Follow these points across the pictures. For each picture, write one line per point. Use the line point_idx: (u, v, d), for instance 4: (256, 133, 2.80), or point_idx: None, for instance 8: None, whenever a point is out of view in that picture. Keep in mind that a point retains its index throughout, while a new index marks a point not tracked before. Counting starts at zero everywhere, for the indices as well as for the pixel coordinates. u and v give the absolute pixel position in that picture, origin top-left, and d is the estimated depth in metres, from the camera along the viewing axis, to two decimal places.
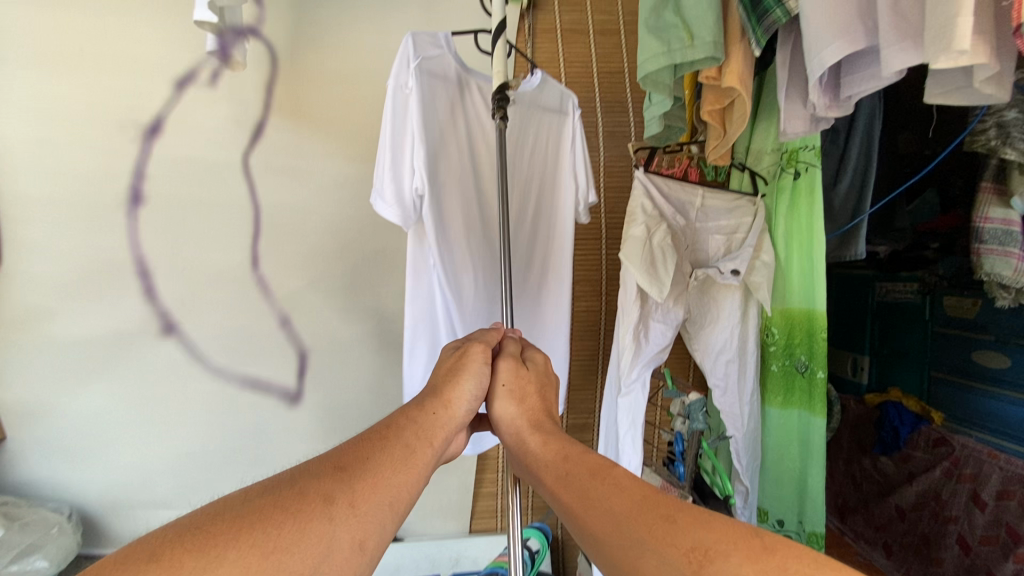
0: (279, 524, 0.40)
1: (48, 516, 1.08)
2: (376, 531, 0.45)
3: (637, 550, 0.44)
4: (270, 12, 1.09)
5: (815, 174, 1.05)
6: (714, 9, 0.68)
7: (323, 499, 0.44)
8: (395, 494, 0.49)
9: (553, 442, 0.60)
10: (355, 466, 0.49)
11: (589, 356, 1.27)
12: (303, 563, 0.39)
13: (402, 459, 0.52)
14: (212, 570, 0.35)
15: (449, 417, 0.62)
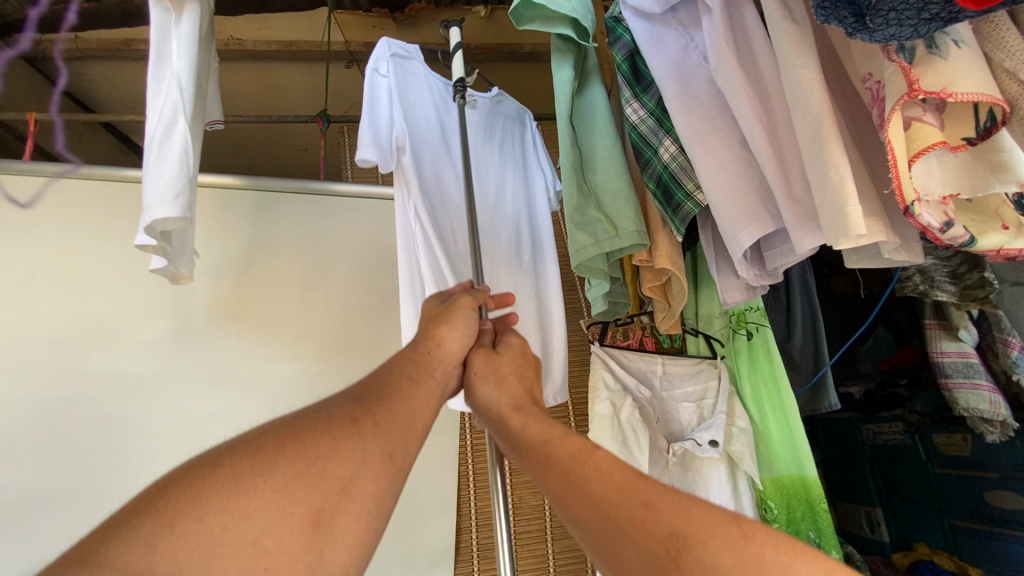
0: (319, 437, 0.48)
1: None
2: (399, 445, 0.53)
3: (618, 537, 0.48)
4: (227, 233, 1.18)
5: (766, 333, 1.09)
6: (632, 205, 0.75)
7: (350, 420, 0.51)
8: (409, 418, 0.56)
9: (536, 426, 0.63)
10: (371, 395, 0.56)
11: (575, 558, 1.09)
12: (343, 468, 0.47)
13: (408, 391, 0.60)
14: (267, 471, 0.43)
15: (445, 360, 0.69)
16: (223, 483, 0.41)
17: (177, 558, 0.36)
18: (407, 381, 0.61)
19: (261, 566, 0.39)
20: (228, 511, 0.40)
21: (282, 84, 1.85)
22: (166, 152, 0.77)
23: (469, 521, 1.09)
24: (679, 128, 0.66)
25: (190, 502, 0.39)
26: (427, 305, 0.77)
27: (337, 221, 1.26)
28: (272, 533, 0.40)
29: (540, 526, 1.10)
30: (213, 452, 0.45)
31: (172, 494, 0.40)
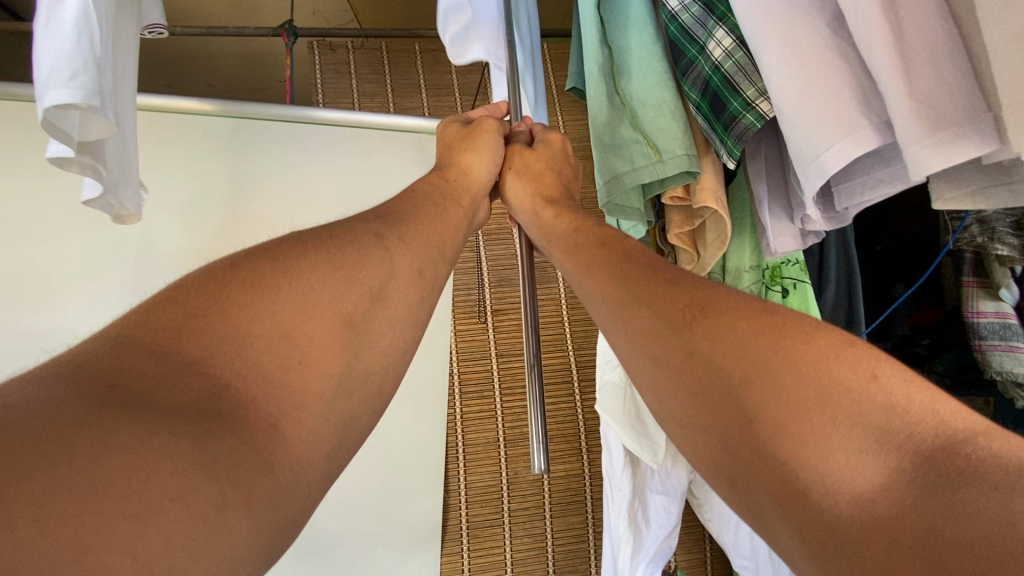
0: (343, 248, 0.46)
1: None
2: (431, 266, 0.52)
3: (636, 306, 0.50)
4: (174, 160, 0.99)
5: (805, 289, 0.94)
6: (679, 123, 0.57)
7: (374, 235, 0.49)
8: (438, 242, 0.54)
9: (566, 219, 0.62)
10: (395, 215, 0.54)
11: (575, 535, 0.98)
12: (373, 275, 0.46)
13: (436, 215, 0.57)
14: (293, 274, 0.42)
15: (476, 179, 0.65)
16: (251, 280, 0.40)
17: (207, 344, 0.35)
18: (440, 201, 0.60)
19: (296, 358, 0.38)
20: (260, 301, 0.39)
21: (248, 1, 1.57)
22: (58, 17, 0.52)
23: (459, 497, 0.97)
24: (738, 7, 0.48)
25: (221, 292, 0.38)
26: (449, 130, 0.71)
27: (314, 145, 1.05)
28: (303, 330, 0.39)
29: (537, 502, 0.98)
30: (232, 258, 0.43)
31: (201, 280, 0.39)
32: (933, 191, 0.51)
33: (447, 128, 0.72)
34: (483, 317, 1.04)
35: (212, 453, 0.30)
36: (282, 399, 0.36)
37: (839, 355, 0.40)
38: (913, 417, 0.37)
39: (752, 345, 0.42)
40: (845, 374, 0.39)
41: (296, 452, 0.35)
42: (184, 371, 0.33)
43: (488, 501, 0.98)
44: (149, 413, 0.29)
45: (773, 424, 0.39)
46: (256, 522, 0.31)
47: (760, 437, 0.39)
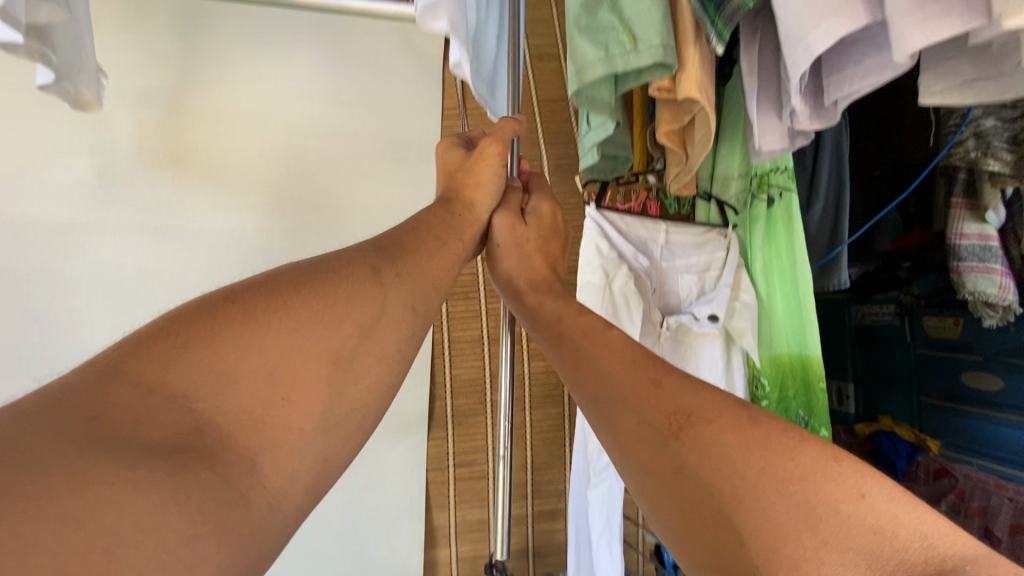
0: (337, 284, 0.45)
1: None
2: (424, 299, 0.50)
3: (620, 406, 0.50)
4: (145, 45, 0.93)
5: (791, 198, 0.91)
6: (660, 7, 0.54)
7: (372, 271, 0.48)
8: (432, 277, 0.53)
9: (564, 338, 0.59)
10: (395, 248, 0.52)
11: (553, 427, 1.05)
12: (364, 313, 0.44)
13: (434, 249, 0.55)
14: (283, 309, 0.40)
15: (475, 218, 0.65)
16: (244, 317, 0.39)
17: (192, 376, 0.35)
18: (434, 238, 0.57)
19: (279, 396, 0.37)
20: (247, 347, 0.37)
21: None
22: None
23: (445, 389, 1.02)
24: None
25: (214, 332, 0.37)
26: (449, 154, 0.69)
27: (294, 34, 0.99)
28: (288, 367, 0.38)
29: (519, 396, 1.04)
30: (232, 288, 0.42)
31: (191, 314, 0.38)
32: (922, 86, 0.51)
33: (447, 154, 0.69)
34: None
35: (183, 486, 0.29)
36: (262, 438, 0.35)
37: (825, 474, 0.39)
38: (901, 540, 0.35)
39: (740, 454, 0.41)
40: (834, 496, 0.38)
41: (274, 487, 0.34)
42: (168, 406, 0.33)
43: (472, 393, 1.04)
44: (138, 450, 0.29)
45: (768, 549, 0.36)
46: (227, 554, 0.29)
47: (751, 556, 0.36)
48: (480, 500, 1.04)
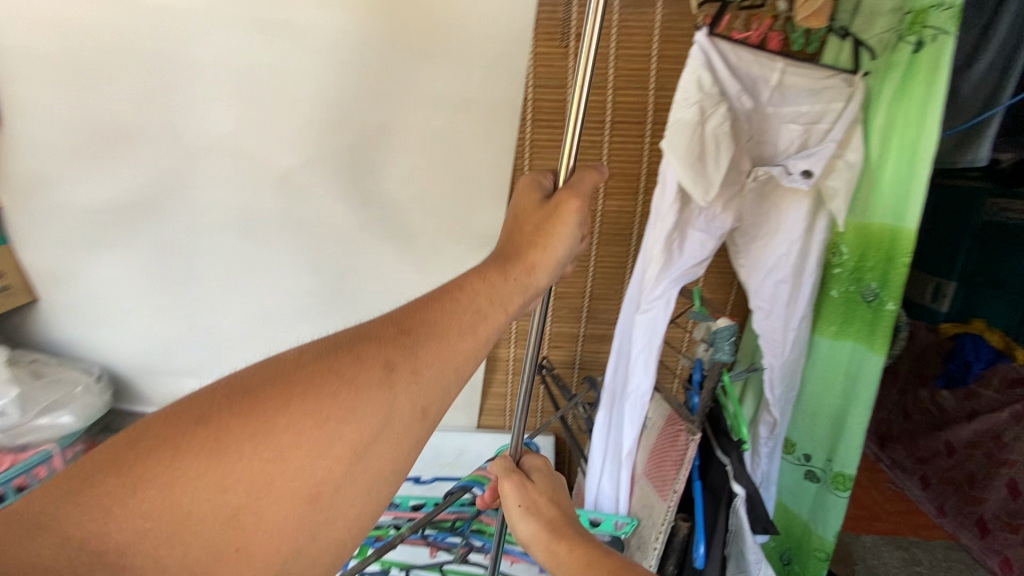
0: (331, 394, 0.43)
1: (74, 375, 1.05)
2: (436, 398, 0.48)
3: None
4: None
5: (944, 45, 0.76)
6: None
7: (382, 369, 0.45)
8: (455, 362, 0.49)
9: (574, 551, 0.57)
10: (415, 330, 0.48)
11: (615, 266, 1.07)
12: (359, 432, 0.43)
13: (460, 330, 0.50)
14: (263, 433, 0.40)
15: (531, 285, 0.56)
16: (249, 428, 0.40)
17: (138, 529, 0.37)
18: (473, 314, 0.51)
19: (232, 547, 0.38)
20: (240, 459, 0.39)
21: None
22: None
23: None
24: None
25: (214, 441, 0.40)
26: (523, 199, 0.62)
27: None
28: (251, 510, 0.39)
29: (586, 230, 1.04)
30: (213, 396, 0.43)
31: (202, 413, 0.41)
32: None
33: (522, 195, 0.62)
34: (566, 40, 0.97)
35: None
36: None
37: None
38: None
39: None
40: None
41: None
42: (101, 563, 0.35)
43: None
44: None
45: None
46: None
47: None
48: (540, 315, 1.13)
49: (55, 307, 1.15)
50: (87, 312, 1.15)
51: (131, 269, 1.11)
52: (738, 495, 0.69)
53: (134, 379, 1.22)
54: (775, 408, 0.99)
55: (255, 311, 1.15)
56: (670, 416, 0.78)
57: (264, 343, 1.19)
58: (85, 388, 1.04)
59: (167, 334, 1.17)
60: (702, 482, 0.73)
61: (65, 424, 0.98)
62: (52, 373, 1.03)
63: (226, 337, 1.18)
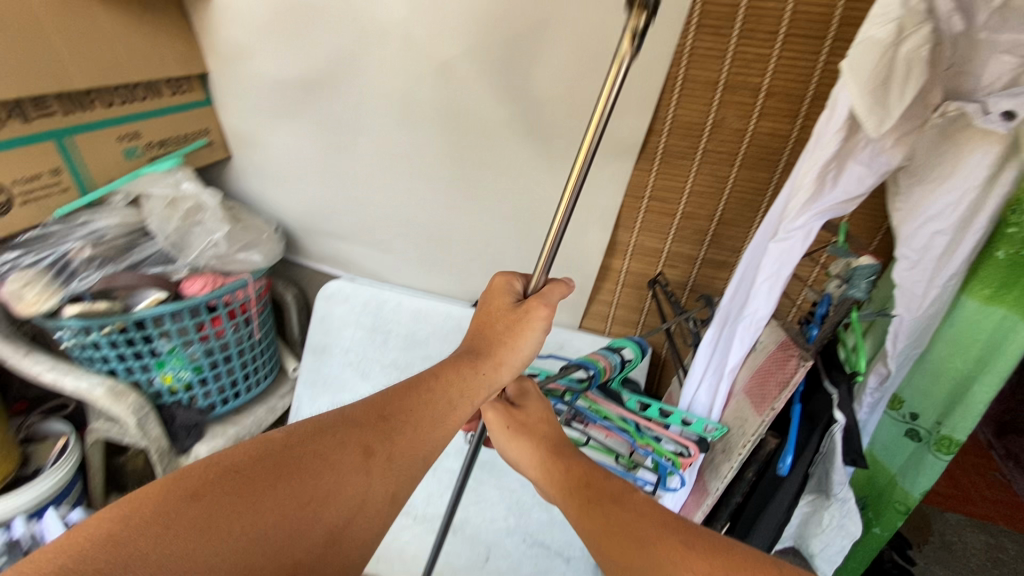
0: (319, 475, 0.58)
1: (260, 225, 1.27)
2: (402, 485, 0.64)
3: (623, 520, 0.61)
4: None
5: None
6: None
7: (364, 452, 0.61)
8: (423, 451, 0.66)
9: (578, 470, 0.70)
10: (392, 422, 0.64)
11: (753, 192, 1.04)
12: (337, 511, 0.58)
13: (427, 427, 0.66)
14: (256, 509, 0.53)
15: (497, 379, 0.75)
16: (261, 488, 0.55)
17: None
18: (440, 412, 0.68)
19: None
20: (227, 535, 0.51)
21: None
22: None
23: (664, 122, 1.01)
24: None
25: (231, 495, 0.53)
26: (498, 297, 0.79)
27: None
28: (246, 568, 0.51)
29: (732, 150, 1.01)
30: (205, 476, 0.53)
31: (222, 469, 0.54)
32: None
33: (496, 296, 0.80)
34: None
35: None
36: None
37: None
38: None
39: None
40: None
41: None
42: None
43: (687, 136, 1.01)
44: None
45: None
46: None
47: None
48: (665, 232, 1.13)
49: (244, 164, 1.36)
50: (268, 172, 1.36)
51: (305, 138, 1.28)
52: (837, 422, 0.71)
53: (299, 234, 1.44)
54: (892, 360, 0.97)
55: (401, 191, 1.29)
56: (784, 342, 0.81)
57: (405, 220, 1.33)
58: (268, 236, 1.27)
59: (329, 200, 1.36)
60: (801, 407, 0.78)
61: (256, 262, 1.21)
62: (245, 220, 1.26)
63: (375, 209, 1.34)
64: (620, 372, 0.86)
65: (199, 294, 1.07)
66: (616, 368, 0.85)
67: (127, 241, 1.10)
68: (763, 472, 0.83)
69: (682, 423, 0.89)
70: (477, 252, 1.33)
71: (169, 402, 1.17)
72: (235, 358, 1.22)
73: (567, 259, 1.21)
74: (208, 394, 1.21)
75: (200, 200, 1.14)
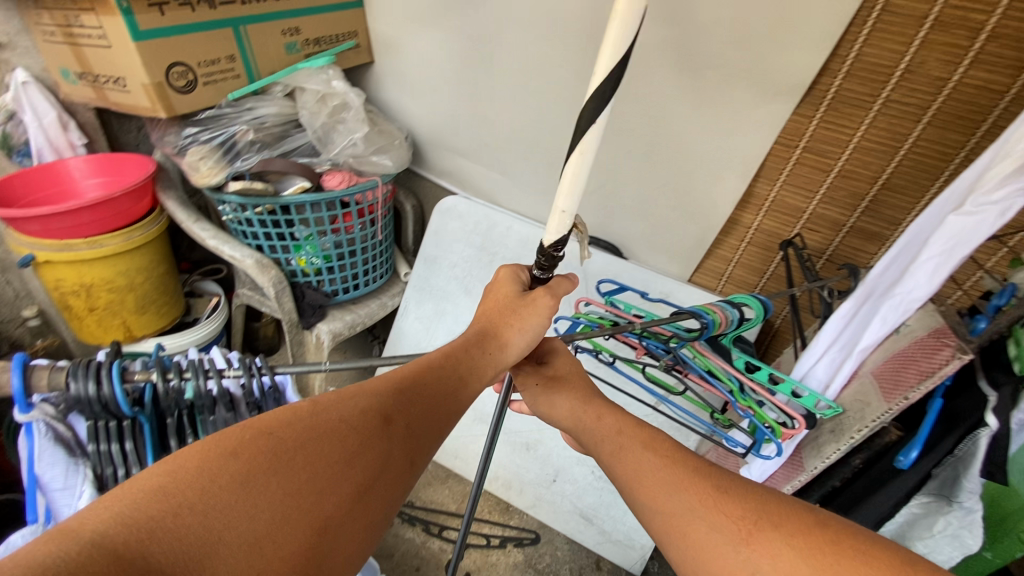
0: (341, 435, 0.47)
1: (393, 130, 1.33)
2: (424, 453, 0.54)
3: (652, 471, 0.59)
4: None
5: None
6: None
7: (383, 419, 0.51)
8: (440, 423, 0.57)
9: (612, 424, 0.68)
10: (411, 390, 0.55)
11: (937, 157, 0.89)
12: (364, 472, 0.47)
13: (444, 397, 0.58)
14: (280, 475, 0.42)
15: (501, 360, 0.66)
16: (284, 467, 0.43)
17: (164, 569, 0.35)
18: (452, 381, 0.59)
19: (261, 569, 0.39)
20: (256, 503, 0.40)
21: None
22: None
23: (844, 61, 0.88)
24: None
25: (246, 477, 0.41)
26: (503, 285, 0.72)
27: None
28: (272, 538, 0.40)
29: (922, 103, 0.86)
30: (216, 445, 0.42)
31: (224, 447, 0.41)
32: None
33: (500, 285, 0.72)
34: None
35: None
36: None
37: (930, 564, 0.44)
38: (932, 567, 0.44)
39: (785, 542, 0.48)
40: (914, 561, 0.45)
41: None
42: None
43: (869, 80, 0.88)
44: None
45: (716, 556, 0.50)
46: None
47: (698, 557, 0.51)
48: (812, 190, 1.02)
49: (385, 69, 1.40)
50: (405, 80, 1.39)
51: (444, 47, 1.28)
52: (986, 427, 0.63)
53: (425, 146, 1.48)
54: None
55: (528, 112, 1.26)
56: (939, 330, 0.70)
57: (527, 144, 1.31)
58: (399, 143, 1.32)
59: (457, 114, 1.36)
60: (940, 402, 0.70)
61: (386, 166, 1.27)
62: (382, 125, 1.32)
63: (499, 129, 1.32)
64: (735, 328, 0.82)
65: (337, 188, 1.17)
66: (732, 323, 0.81)
67: (282, 130, 1.20)
68: (874, 460, 0.78)
69: (790, 393, 0.84)
70: (594, 188, 1.27)
71: (301, 282, 1.31)
72: (359, 253, 1.33)
73: (692, 205, 1.13)
74: (334, 281, 1.34)
75: (347, 99, 1.21)
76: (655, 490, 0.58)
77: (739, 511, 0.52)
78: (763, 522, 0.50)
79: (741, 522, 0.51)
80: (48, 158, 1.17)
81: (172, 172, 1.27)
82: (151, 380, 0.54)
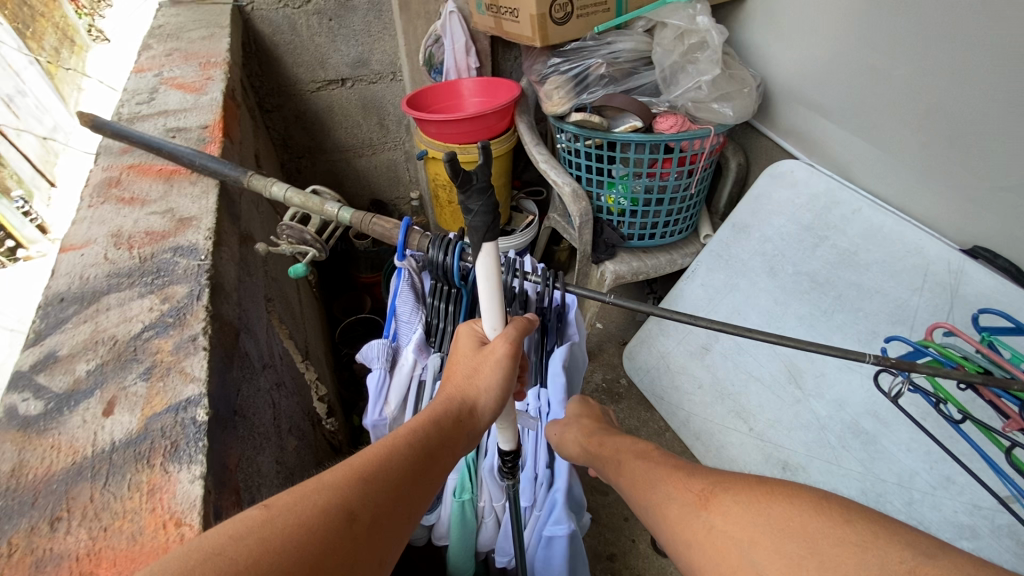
0: (292, 543, 0.36)
1: (746, 78, 1.19)
2: (396, 551, 0.43)
3: (643, 475, 0.59)
4: None
5: None
6: None
7: (348, 513, 0.40)
8: (413, 512, 0.46)
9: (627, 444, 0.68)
10: (375, 474, 0.44)
11: None
12: None
13: (415, 479, 0.47)
14: None
15: (473, 428, 0.57)
16: None
17: None
18: (426, 461, 0.50)
19: None
20: None
21: None
22: None
23: None
24: None
25: None
26: (460, 344, 0.64)
27: None
28: None
29: None
30: None
31: None
32: None
33: (458, 345, 0.63)
34: None
35: None
36: None
37: None
38: None
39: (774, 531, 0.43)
40: None
41: None
42: None
43: None
44: None
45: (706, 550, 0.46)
46: None
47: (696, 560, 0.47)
48: None
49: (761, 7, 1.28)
50: (779, 22, 1.24)
51: None
52: None
53: (778, 101, 1.29)
54: None
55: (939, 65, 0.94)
56: None
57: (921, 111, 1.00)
58: (748, 92, 1.17)
59: (832, 63, 1.13)
60: None
61: (725, 116, 1.14)
62: (735, 70, 1.19)
63: (885, 87, 1.04)
64: None
65: (666, 132, 1.14)
66: None
67: (632, 67, 1.21)
68: None
69: None
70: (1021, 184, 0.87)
71: (605, 218, 1.36)
72: (665, 203, 1.30)
73: None
74: (632, 225, 1.36)
75: (707, 37, 1.13)
76: (682, 522, 0.50)
77: (721, 499, 0.48)
78: (783, 527, 0.43)
79: (768, 542, 0.43)
80: (451, 78, 1.48)
81: (530, 98, 1.44)
82: (478, 263, 0.65)
